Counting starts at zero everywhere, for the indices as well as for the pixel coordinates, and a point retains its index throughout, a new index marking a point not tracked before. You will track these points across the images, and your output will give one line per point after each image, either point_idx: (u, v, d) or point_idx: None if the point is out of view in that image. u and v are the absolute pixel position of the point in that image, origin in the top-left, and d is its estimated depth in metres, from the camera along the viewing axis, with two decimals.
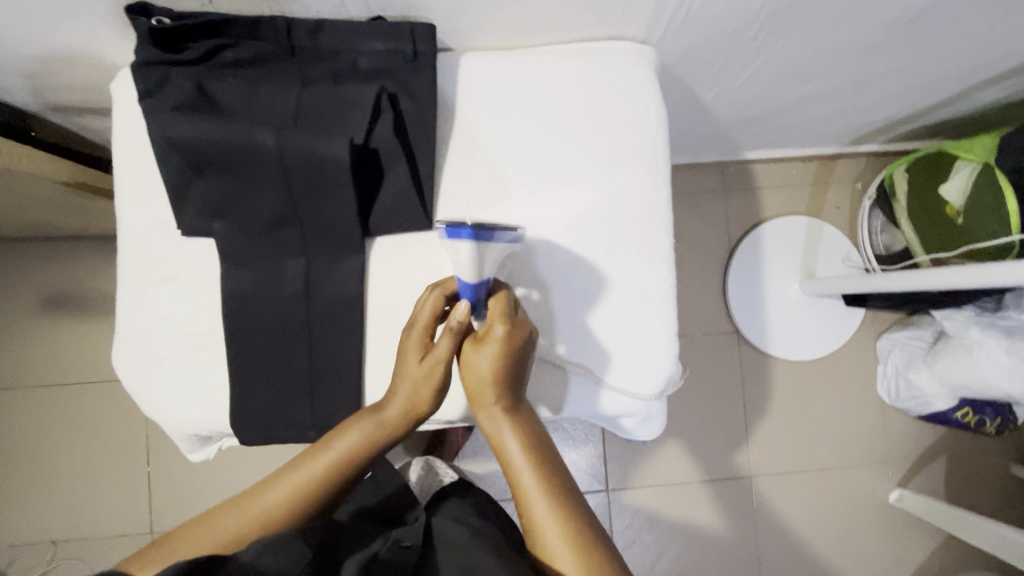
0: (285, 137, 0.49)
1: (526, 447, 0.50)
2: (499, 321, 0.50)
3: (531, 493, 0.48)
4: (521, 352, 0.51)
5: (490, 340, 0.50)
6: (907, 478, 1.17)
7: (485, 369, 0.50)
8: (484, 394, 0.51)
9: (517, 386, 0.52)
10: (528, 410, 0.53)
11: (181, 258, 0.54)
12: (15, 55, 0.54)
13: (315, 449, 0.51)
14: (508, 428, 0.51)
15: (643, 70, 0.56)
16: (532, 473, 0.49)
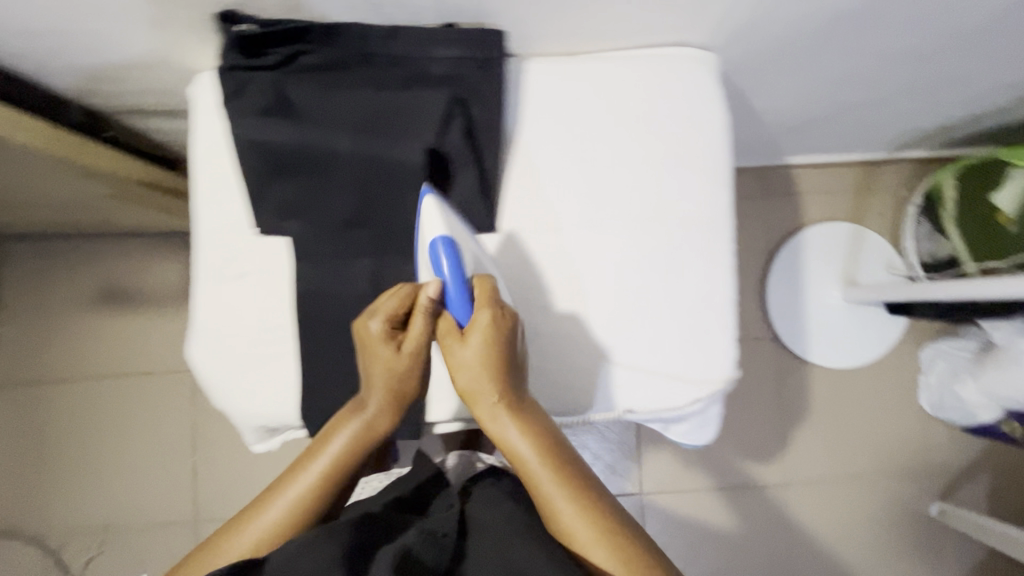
0: (363, 142, 0.53)
1: (534, 440, 0.51)
2: (484, 310, 0.50)
3: (547, 486, 0.49)
4: (510, 341, 0.51)
5: (477, 330, 0.50)
6: (949, 491, 1.15)
7: (478, 364, 0.50)
8: (483, 392, 0.51)
9: (514, 378, 0.52)
10: (530, 402, 0.53)
11: (254, 255, 0.56)
12: (101, 61, 0.56)
13: (311, 455, 0.52)
14: (512, 426, 0.51)
15: (704, 78, 0.57)
16: (542, 466, 0.50)
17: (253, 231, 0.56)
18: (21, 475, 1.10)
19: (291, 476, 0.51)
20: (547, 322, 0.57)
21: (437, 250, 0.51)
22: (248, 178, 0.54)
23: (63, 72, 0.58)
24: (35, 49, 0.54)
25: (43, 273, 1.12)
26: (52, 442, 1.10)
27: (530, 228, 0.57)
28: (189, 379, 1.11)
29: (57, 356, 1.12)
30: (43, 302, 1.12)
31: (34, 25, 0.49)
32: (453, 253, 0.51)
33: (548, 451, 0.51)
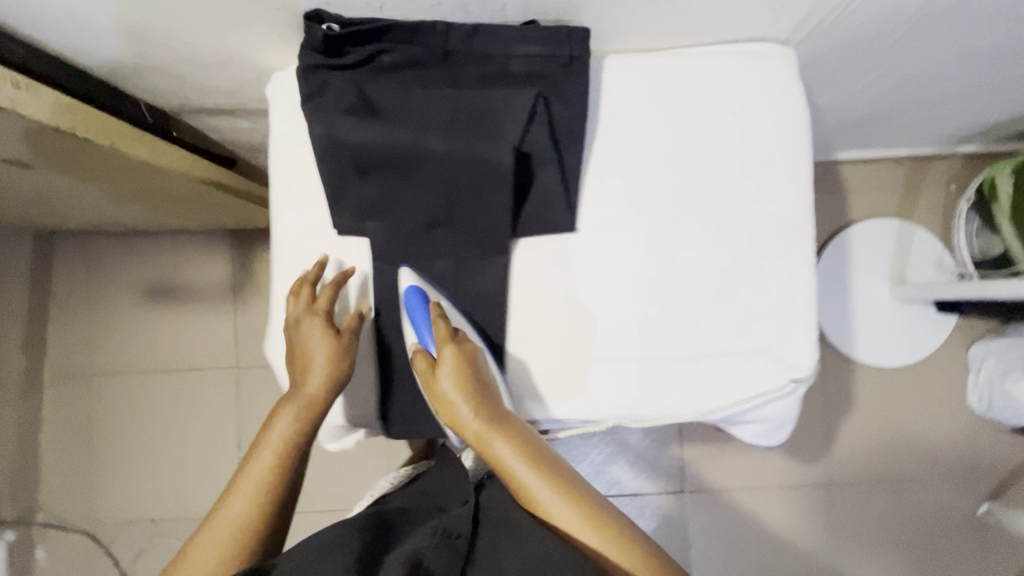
0: (452, 141, 0.52)
1: (520, 451, 0.50)
2: (446, 343, 0.53)
3: (541, 492, 0.49)
4: (476, 362, 0.53)
5: (444, 360, 0.52)
6: (998, 492, 1.13)
7: (452, 388, 0.52)
8: (463, 414, 0.51)
9: (489, 394, 0.53)
10: (509, 413, 0.53)
11: (335, 255, 0.57)
12: (179, 61, 0.57)
13: (255, 454, 0.52)
14: (500, 443, 0.50)
15: (785, 74, 0.56)
16: (536, 476, 0.49)
17: (333, 232, 0.56)
18: (73, 469, 1.11)
19: (242, 476, 0.50)
20: (626, 322, 0.56)
21: (411, 305, 0.55)
22: (327, 179, 0.54)
23: (139, 71, 0.59)
24: (117, 49, 0.54)
25: (92, 270, 1.14)
26: (101, 437, 1.12)
27: (610, 228, 0.56)
28: (235, 375, 1.12)
29: (106, 352, 1.13)
30: (93, 298, 1.14)
31: (121, 24, 0.50)
32: (424, 305, 0.55)
33: (534, 458, 0.50)
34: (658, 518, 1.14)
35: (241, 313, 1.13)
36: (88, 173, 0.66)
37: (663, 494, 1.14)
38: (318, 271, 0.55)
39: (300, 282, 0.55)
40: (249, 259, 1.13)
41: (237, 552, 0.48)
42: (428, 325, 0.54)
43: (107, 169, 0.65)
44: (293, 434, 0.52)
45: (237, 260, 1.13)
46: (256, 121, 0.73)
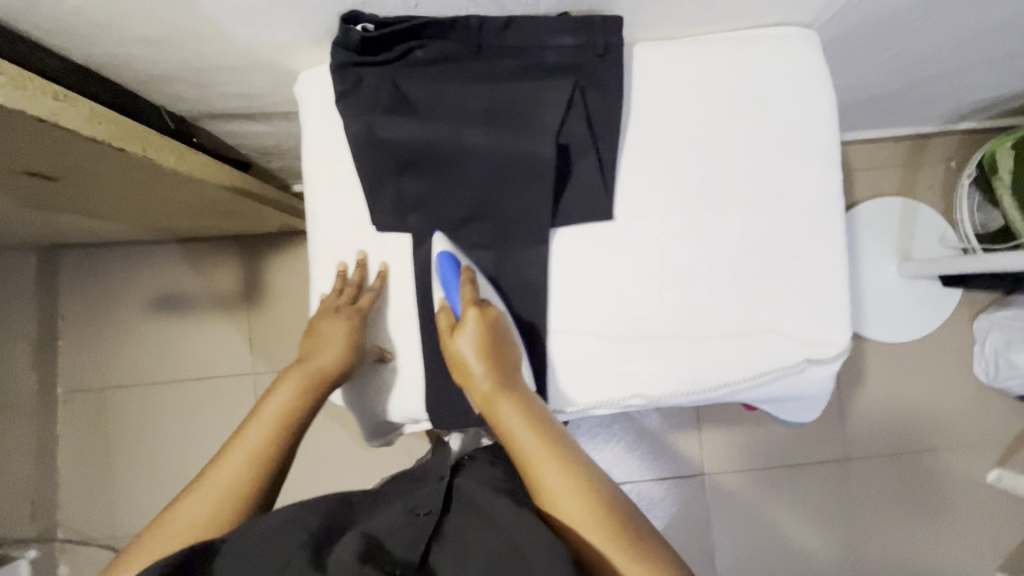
0: (494, 135, 0.53)
1: (525, 415, 0.51)
2: (470, 305, 0.53)
3: (536, 456, 0.49)
4: (498, 330, 0.54)
5: (466, 321, 0.53)
6: (1006, 458, 1.16)
7: (468, 348, 0.52)
8: (473, 373, 0.52)
9: (507, 362, 0.54)
10: (521, 383, 0.53)
11: (378, 251, 0.58)
12: (205, 67, 0.56)
13: (249, 421, 0.53)
14: (505, 404, 0.51)
15: (812, 57, 0.57)
16: (534, 438, 0.49)
17: (372, 230, 0.58)
18: (92, 485, 1.10)
19: (241, 439, 0.52)
20: (666, 305, 0.57)
21: (440, 266, 0.54)
22: (366, 177, 0.55)
23: (163, 79, 0.58)
24: (143, 57, 0.53)
25: (100, 283, 1.13)
26: (119, 451, 1.11)
27: (645, 215, 0.57)
28: (252, 382, 1.11)
29: (119, 365, 1.12)
30: (102, 312, 1.13)
31: (151, 33, 0.49)
32: (454, 266, 0.54)
33: (538, 424, 0.50)
34: (680, 501, 1.16)
35: (255, 319, 1.12)
36: (115, 188, 0.65)
37: (684, 477, 1.16)
38: (360, 274, 0.58)
39: (341, 280, 0.58)
40: (260, 265, 1.12)
41: (225, 517, 0.48)
42: (456, 286, 0.54)
43: (136, 182, 0.63)
44: (298, 405, 0.54)
45: (248, 266, 1.12)
46: (275, 124, 0.73)
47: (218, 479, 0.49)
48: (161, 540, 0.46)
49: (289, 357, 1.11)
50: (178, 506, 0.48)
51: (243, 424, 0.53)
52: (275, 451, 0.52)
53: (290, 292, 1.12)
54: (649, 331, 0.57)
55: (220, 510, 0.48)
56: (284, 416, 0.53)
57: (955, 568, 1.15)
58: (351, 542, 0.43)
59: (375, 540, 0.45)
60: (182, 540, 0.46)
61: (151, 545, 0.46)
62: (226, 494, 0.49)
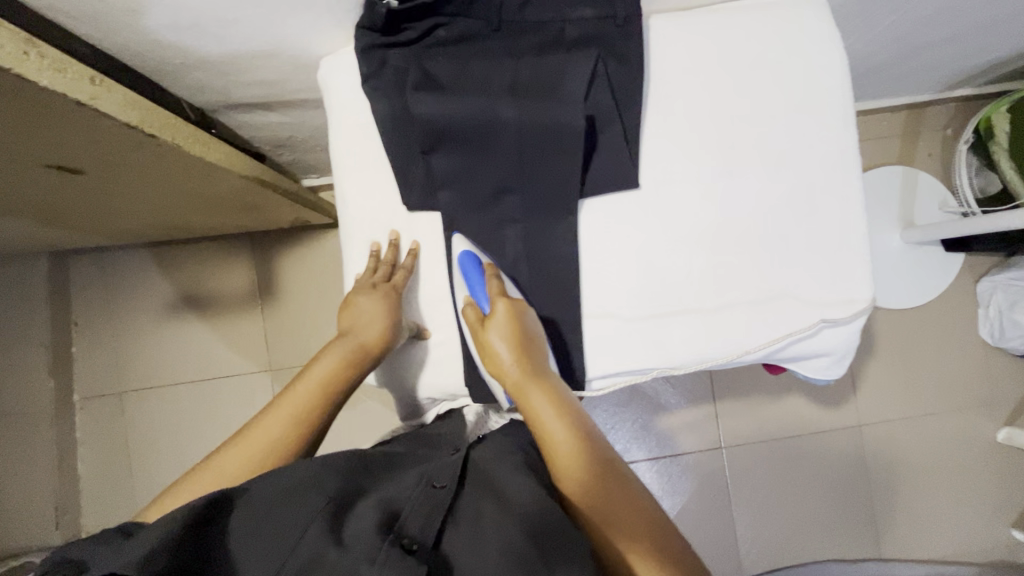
0: (523, 106, 0.53)
1: (556, 403, 0.52)
2: (499, 297, 0.55)
3: (561, 442, 0.50)
4: (526, 322, 0.56)
5: (495, 313, 0.55)
6: (1014, 416, 1.19)
7: (497, 339, 0.54)
8: (505, 362, 0.53)
9: (536, 352, 0.55)
10: (550, 373, 0.55)
11: (411, 229, 0.60)
12: (227, 56, 0.57)
13: (295, 385, 0.55)
14: (537, 392, 0.52)
15: (823, 18, 0.58)
16: (564, 427, 0.51)
17: (402, 209, 0.60)
18: (114, 489, 1.10)
19: (280, 404, 0.54)
20: (695, 269, 0.59)
21: (463, 265, 0.57)
22: (396, 156, 0.57)
23: (185, 68, 0.58)
24: (168, 45, 0.54)
25: (112, 287, 1.12)
26: (140, 453, 1.10)
27: (670, 182, 0.58)
28: (270, 379, 1.12)
29: (136, 368, 1.12)
30: (115, 316, 1.12)
31: (179, 20, 0.50)
32: (478, 264, 0.57)
33: (566, 414, 0.52)
34: (700, 475, 1.17)
35: (270, 316, 1.12)
36: (139, 181, 0.66)
37: (701, 451, 1.18)
38: (394, 253, 0.60)
39: (374, 259, 0.60)
40: (272, 262, 1.12)
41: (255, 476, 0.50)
42: (482, 283, 0.56)
43: (160, 174, 0.64)
44: (335, 378, 0.56)
45: (260, 264, 1.12)
46: (291, 114, 0.73)
47: (261, 434, 0.51)
48: (203, 478, 0.49)
49: (306, 352, 1.11)
50: (223, 452, 0.50)
51: (285, 388, 0.55)
52: (316, 417, 0.54)
53: (303, 288, 1.12)
54: (679, 296, 0.59)
55: (252, 467, 0.50)
56: (323, 386, 0.55)
57: (971, 527, 1.17)
58: (369, 520, 0.42)
59: (393, 515, 0.43)
60: (219, 481, 0.49)
61: (194, 481, 0.49)
62: (266, 450, 0.51)
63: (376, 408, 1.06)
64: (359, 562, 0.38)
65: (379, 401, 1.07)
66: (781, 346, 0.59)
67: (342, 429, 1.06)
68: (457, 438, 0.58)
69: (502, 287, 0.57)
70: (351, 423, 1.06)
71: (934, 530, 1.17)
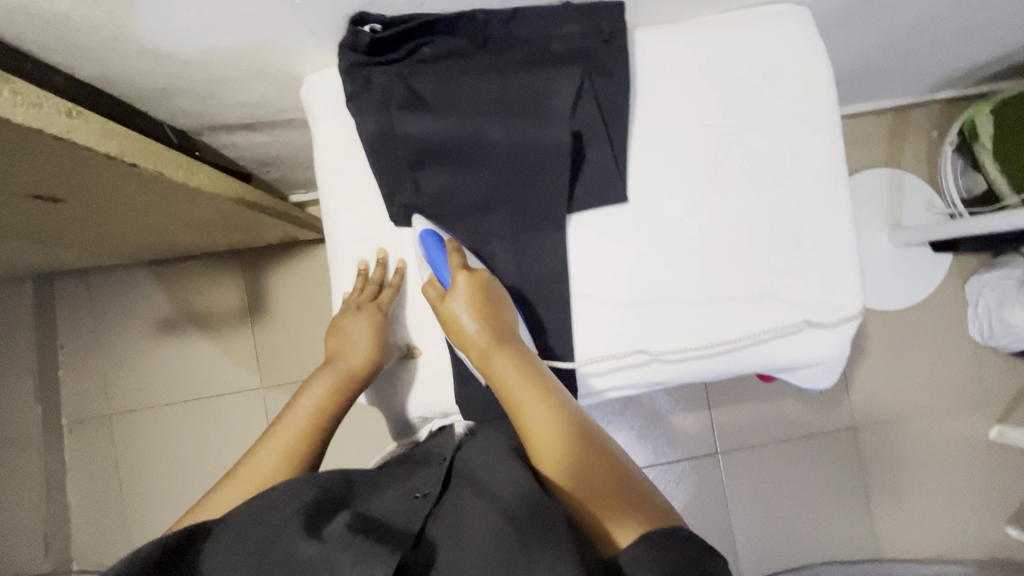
0: (510, 127, 0.53)
1: (519, 368, 0.50)
2: (459, 270, 0.54)
3: (528, 404, 0.48)
4: (489, 292, 0.54)
5: (457, 286, 0.53)
6: (1006, 414, 1.19)
7: (461, 310, 0.53)
8: (469, 333, 0.52)
9: (502, 321, 0.53)
10: (518, 342, 0.53)
11: (398, 248, 0.59)
12: (208, 80, 0.56)
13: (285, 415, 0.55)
14: (500, 359, 0.51)
15: (807, 30, 0.58)
16: (526, 388, 0.49)
17: (390, 228, 0.59)
18: (105, 513, 1.08)
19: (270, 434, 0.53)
20: (687, 281, 0.58)
21: (424, 244, 0.55)
22: (381, 174, 0.56)
23: (166, 93, 0.58)
24: (147, 70, 0.53)
25: (100, 308, 1.11)
26: (131, 475, 1.09)
27: (658, 195, 0.58)
28: (262, 397, 1.10)
29: (125, 390, 1.10)
30: (104, 337, 1.11)
31: (158, 45, 0.49)
32: (439, 239, 0.56)
33: (532, 379, 0.50)
34: (697, 482, 1.17)
35: (260, 333, 1.11)
36: (122, 206, 0.65)
37: (699, 457, 1.18)
38: (382, 272, 0.59)
39: (362, 278, 0.59)
40: (262, 278, 1.11)
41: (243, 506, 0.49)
42: (443, 258, 0.55)
43: (141, 198, 0.63)
44: (325, 405, 0.55)
45: (250, 281, 1.11)
46: (277, 132, 0.72)
47: (255, 465, 0.51)
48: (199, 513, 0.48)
49: (299, 368, 1.10)
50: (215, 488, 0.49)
51: (276, 419, 0.55)
52: (308, 448, 0.53)
53: (294, 304, 1.11)
54: (671, 309, 0.58)
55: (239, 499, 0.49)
56: (313, 414, 0.55)
57: (966, 525, 1.18)
58: (343, 523, 0.40)
59: (374, 520, 0.41)
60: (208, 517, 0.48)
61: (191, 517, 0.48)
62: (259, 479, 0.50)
63: (369, 424, 1.05)
64: (336, 553, 0.37)
65: (372, 417, 1.05)
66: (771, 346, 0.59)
67: (335, 446, 1.05)
68: (443, 447, 0.54)
69: (464, 260, 0.55)
70: (346, 441, 1.05)
71: (930, 530, 1.18)
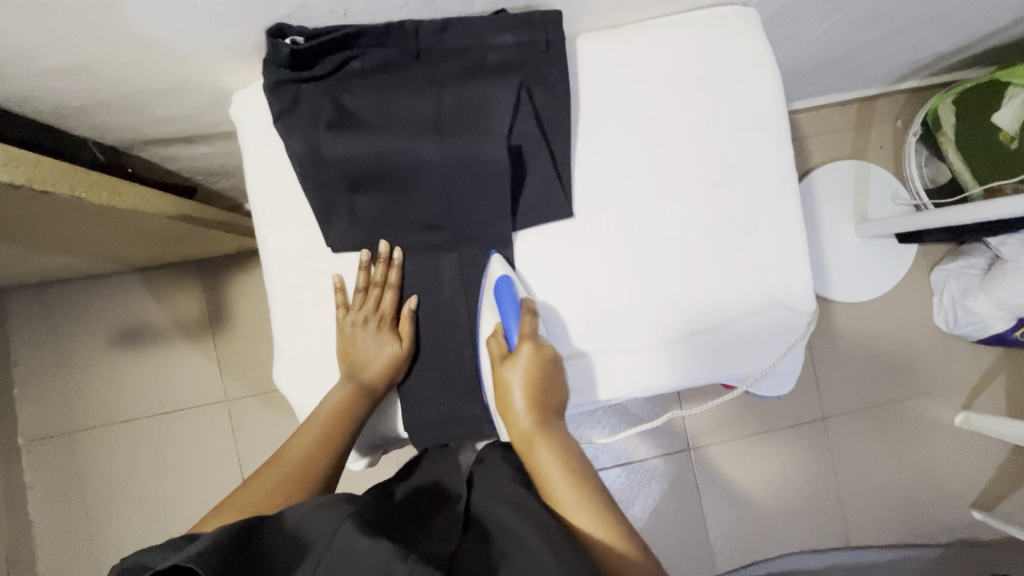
0: (445, 145, 0.51)
1: (561, 459, 0.52)
2: (526, 339, 0.53)
3: (566, 500, 0.50)
4: (551, 369, 0.54)
5: (519, 355, 0.53)
6: (970, 400, 1.22)
7: (516, 382, 0.52)
8: (518, 411, 0.53)
9: (552, 402, 0.54)
10: (562, 428, 0.54)
11: (339, 270, 0.57)
12: (128, 96, 0.53)
13: (301, 429, 0.55)
14: (543, 447, 0.52)
15: (753, 33, 0.57)
16: (567, 482, 0.51)
17: (328, 250, 0.57)
18: (68, 535, 1.06)
19: (300, 435, 0.54)
20: (635, 298, 0.57)
21: (498, 290, 0.55)
22: (314, 194, 0.53)
23: (85, 109, 0.55)
24: (60, 87, 0.50)
25: (53, 322, 1.07)
26: (96, 493, 1.07)
27: (605, 209, 0.57)
28: (226, 408, 1.08)
29: (83, 406, 1.07)
30: (60, 353, 1.08)
31: (65, 63, 0.46)
32: (515, 294, 0.55)
33: (573, 473, 0.51)
34: (669, 479, 1.18)
35: (222, 345, 1.09)
36: (51, 228, 0.62)
37: (671, 455, 1.18)
38: (384, 271, 0.56)
39: (365, 280, 0.57)
40: (222, 289, 1.08)
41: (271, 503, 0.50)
42: (515, 317, 0.54)
43: (68, 220, 0.60)
44: (346, 406, 0.55)
45: (210, 291, 1.08)
46: (218, 145, 0.70)
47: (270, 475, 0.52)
48: (222, 520, 0.48)
49: (265, 379, 1.09)
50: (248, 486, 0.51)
51: (305, 419, 0.56)
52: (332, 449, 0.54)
53: (256, 314, 1.08)
54: (621, 326, 0.57)
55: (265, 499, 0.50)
56: (336, 414, 0.54)
57: (932, 511, 1.20)
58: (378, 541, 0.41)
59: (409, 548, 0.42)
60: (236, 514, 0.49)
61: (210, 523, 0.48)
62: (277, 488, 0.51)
63: None
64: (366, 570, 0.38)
65: None
66: (719, 365, 0.58)
67: None
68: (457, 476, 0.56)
69: (533, 327, 0.54)
70: None
71: (899, 519, 1.20)
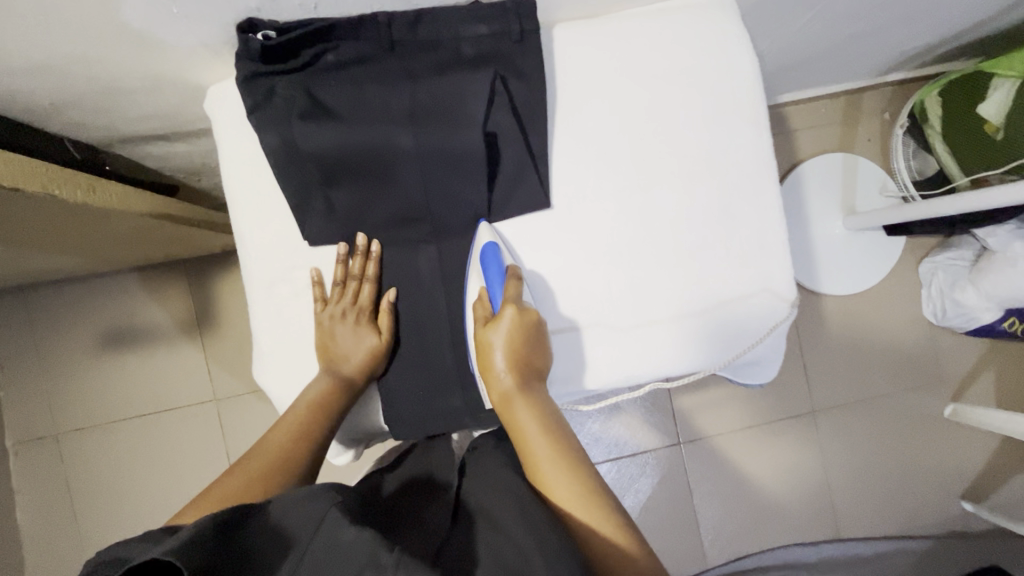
0: (420, 136, 0.51)
1: (540, 420, 0.52)
2: (509, 302, 0.52)
3: (543, 460, 0.50)
4: (533, 334, 0.53)
5: (502, 318, 0.52)
6: (959, 393, 1.22)
7: (497, 344, 0.52)
8: (498, 372, 0.52)
9: (533, 364, 0.54)
10: (542, 389, 0.54)
11: (317, 264, 0.57)
12: (102, 93, 0.53)
13: (279, 421, 0.55)
14: (523, 408, 0.52)
15: (729, 22, 0.57)
16: (545, 443, 0.51)
17: (306, 244, 0.57)
18: (56, 536, 1.05)
19: (278, 427, 0.54)
20: (613, 287, 0.57)
21: (485, 256, 0.54)
22: (289, 188, 0.53)
23: (60, 107, 0.54)
24: (32, 85, 0.49)
25: (39, 324, 1.07)
26: (83, 494, 1.06)
27: (582, 200, 0.57)
28: (214, 409, 1.08)
29: (70, 407, 1.07)
30: (46, 355, 1.07)
31: (36, 61, 0.45)
32: (500, 262, 0.54)
33: (552, 433, 0.51)
34: (660, 474, 1.18)
35: (209, 344, 1.08)
36: (27, 228, 0.62)
37: (661, 450, 1.18)
38: (363, 265, 0.56)
39: (343, 274, 0.56)
40: (210, 289, 1.08)
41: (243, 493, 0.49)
42: (500, 282, 0.54)
43: (44, 219, 0.60)
44: (326, 398, 0.55)
45: (197, 291, 1.08)
46: (198, 143, 0.69)
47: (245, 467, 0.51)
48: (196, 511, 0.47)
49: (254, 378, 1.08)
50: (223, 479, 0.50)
51: (284, 412, 0.55)
52: (309, 443, 0.54)
53: (243, 313, 1.08)
54: (600, 316, 0.57)
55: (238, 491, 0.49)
56: (314, 407, 0.54)
57: (923, 503, 1.20)
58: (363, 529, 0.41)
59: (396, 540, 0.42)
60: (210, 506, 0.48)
61: (183, 518, 0.47)
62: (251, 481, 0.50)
63: None
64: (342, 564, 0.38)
65: None
66: (698, 351, 0.58)
67: None
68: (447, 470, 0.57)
69: (517, 292, 0.53)
70: None
71: (889, 511, 1.20)
